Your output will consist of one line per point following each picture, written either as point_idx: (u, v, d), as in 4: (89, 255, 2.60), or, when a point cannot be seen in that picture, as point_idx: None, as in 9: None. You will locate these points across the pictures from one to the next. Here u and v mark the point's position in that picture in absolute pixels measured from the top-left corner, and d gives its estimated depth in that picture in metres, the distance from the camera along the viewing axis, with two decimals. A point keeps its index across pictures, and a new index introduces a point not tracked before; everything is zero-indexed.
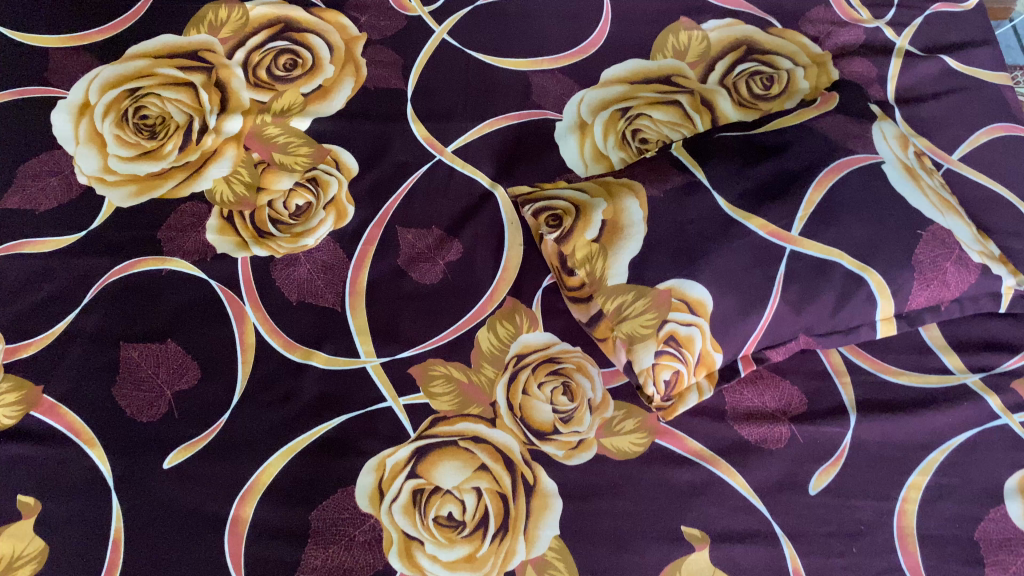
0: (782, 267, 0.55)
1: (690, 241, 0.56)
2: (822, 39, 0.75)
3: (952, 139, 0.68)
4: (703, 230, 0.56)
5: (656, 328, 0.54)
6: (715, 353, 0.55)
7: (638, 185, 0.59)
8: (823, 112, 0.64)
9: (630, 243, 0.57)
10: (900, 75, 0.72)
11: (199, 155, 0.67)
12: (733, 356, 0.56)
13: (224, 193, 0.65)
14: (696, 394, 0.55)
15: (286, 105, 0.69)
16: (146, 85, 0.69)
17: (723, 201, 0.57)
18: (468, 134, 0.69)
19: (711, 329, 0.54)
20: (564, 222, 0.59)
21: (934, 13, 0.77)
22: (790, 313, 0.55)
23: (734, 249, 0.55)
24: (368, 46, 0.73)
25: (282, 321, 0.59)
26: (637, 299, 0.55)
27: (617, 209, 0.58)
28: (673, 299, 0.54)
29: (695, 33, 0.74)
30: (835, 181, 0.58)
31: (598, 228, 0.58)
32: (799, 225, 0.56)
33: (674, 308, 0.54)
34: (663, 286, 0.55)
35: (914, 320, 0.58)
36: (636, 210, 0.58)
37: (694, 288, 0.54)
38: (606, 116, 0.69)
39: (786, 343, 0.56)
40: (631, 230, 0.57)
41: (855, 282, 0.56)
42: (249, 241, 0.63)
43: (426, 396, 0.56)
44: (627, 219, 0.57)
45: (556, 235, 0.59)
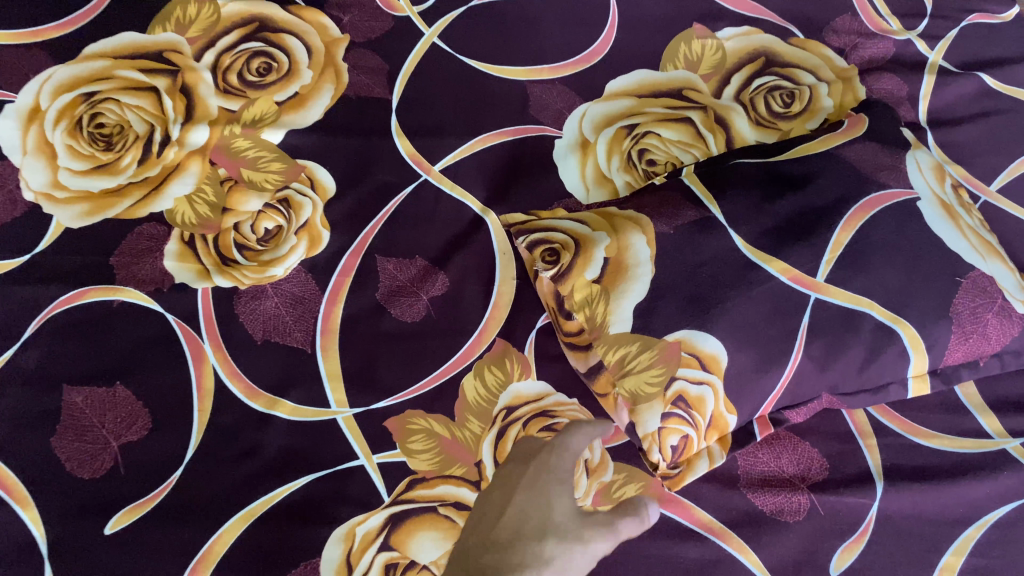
0: (805, 319, 0.49)
1: (703, 287, 0.50)
2: (848, 51, 0.68)
3: (990, 168, 0.62)
4: (718, 275, 0.50)
5: (663, 387, 0.49)
6: (728, 415, 0.49)
7: (644, 219, 0.53)
8: (852, 137, 0.58)
9: (636, 287, 0.50)
10: (933, 95, 0.66)
11: (160, 170, 0.60)
12: (748, 417, 0.50)
13: (185, 214, 0.59)
14: (706, 462, 0.50)
15: (257, 114, 0.63)
16: (104, 89, 0.62)
17: (741, 242, 0.51)
18: (458, 151, 0.63)
19: (724, 388, 0.49)
20: (561, 258, 0.53)
21: (970, 25, 0.70)
22: (814, 371, 0.50)
23: (753, 297, 0.49)
24: (350, 50, 0.67)
25: (245, 363, 0.53)
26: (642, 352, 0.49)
27: (621, 247, 0.51)
28: (683, 354, 0.49)
29: (709, 42, 0.68)
30: (866, 219, 0.52)
31: (600, 268, 0.51)
32: (825, 270, 0.50)
33: (685, 364, 0.49)
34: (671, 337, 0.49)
35: (949, 378, 0.52)
36: (643, 248, 0.51)
37: (707, 342, 0.49)
38: (610, 133, 0.62)
39: (808, 403, 0.51)
40: (636, 272, 0.51)
41: (887, 335, 0.50)
42: (211, 269, 0.57)
43: (403, 454, 0.50)
44: (631, 258, 0.51)
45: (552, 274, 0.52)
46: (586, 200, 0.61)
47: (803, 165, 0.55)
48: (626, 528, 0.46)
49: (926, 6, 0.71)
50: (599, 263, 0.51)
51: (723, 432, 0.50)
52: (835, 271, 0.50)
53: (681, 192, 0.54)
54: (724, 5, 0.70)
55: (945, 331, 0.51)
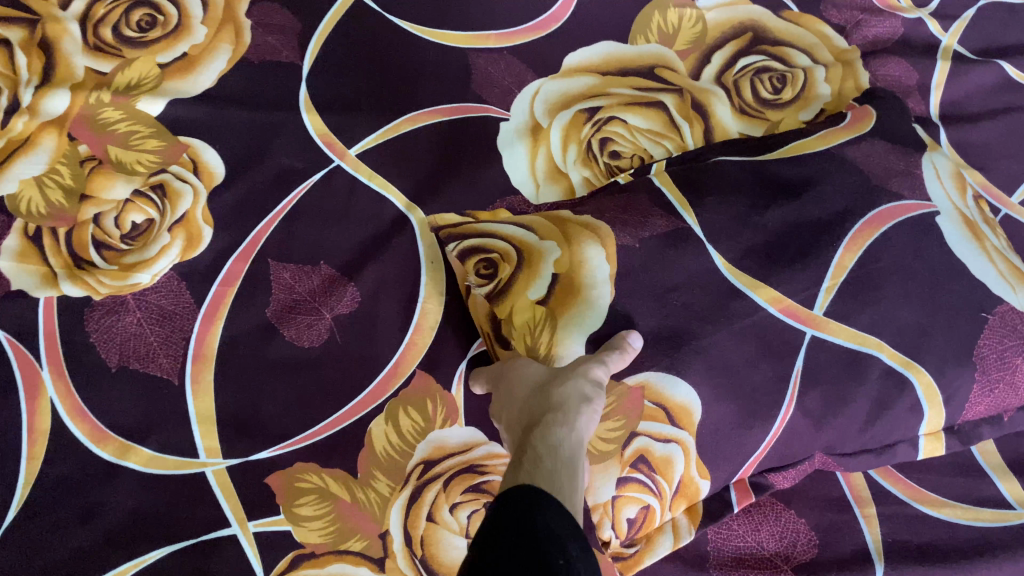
0: (797, 364, 0.40)
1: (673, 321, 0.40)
2: (849, 30, 0.58)
3: (1011, 176, 0.53)
4: (691, 305, 0.40)
5: (621, 445, 0.39)
6: (700, 481, 0.40)
7: (603, 227, 0.42)
8: (859, 132, 0.47)
9: (590, 316, 0.40)
10: (946, 85, 0.56)
11: (3, 143, 0.48)
12: (724, 481, 0.41)
13: (32, 201, 0.46)
14: (671, 538, 0.41)
15: (134, 79, 0.51)
16: None
17: (721, 263, 0.41)
18: (381, 133, 0.51)
19: (697, 449, 0.40)
20: (499, 272, 0.42)
21: (990, 4, 0.60)
22: (808, 429, 0.40)
23: (734, 335, 0.40)
24: (255, 3, 0.55)
25: (93, 396, 0.42)
26: None
27: (574, 263, 0.41)
28: (646, 403, 0.39)
29: (688, 12, 0.57)
30: (875, 236, 0.42)
31: (546, 287, 0.41)
32: (823, 300, 0.41)
33: (647, 416, 0.39)
34: (631, 379, 0.39)
35: (966, 438, 0.43)
36: (602, 267, 0.41)
37: (677, 388, 0.39)
38: (567, 116, 0.51)
39: (798, 466, 0.42)
40: (592, 298, 0.40)
41: (897, 384, 0.40)
42: (60, 273, 0.45)
43: (288, 521, 0.40)
44: (587, 280, 0.40)
45: (487, 292, 0.42)
46: (535, 199, 0.50)
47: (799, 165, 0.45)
48: (613, 360, 0.38)
49: None
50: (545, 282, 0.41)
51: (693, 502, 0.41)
52: (836, 303, 0.40)
53: (652, 192, 0.44)
54: None
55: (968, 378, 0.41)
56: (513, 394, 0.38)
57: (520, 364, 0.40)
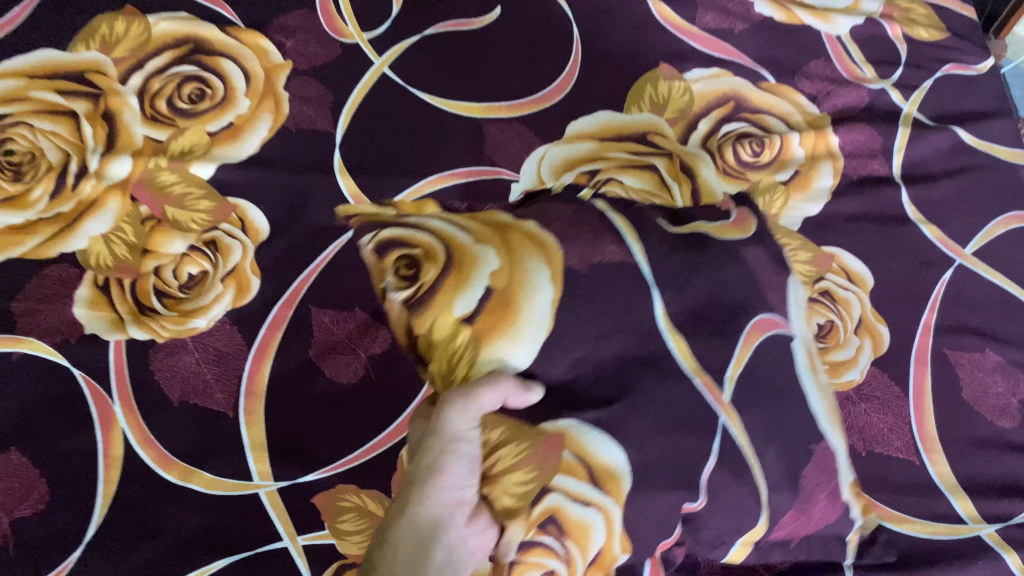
0: (705, 470, 0.43)
1: (596, 416, 0.42)
2: (821, 98, 0.65)
3: (966, 229, 0.60)
4: (592, 387, 0.43)
5: (531, 504, 0.40)
6: (620, 553, 0.42)
7: (553, 246, 0.46)
8: (733, 238, 0.50)
9: (529, 330, 0.43)
10: (907, 149, 0.63)
11: (75, 205, 0.55)
12: (645, 553, 0.43)
13: (101, 255, 0.53)
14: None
15: (186, 146, 0.58)
16: (15, 112, 0.57)
17: (639, 350, 0.44)
18: (406, 193, 0.58)
19: (620, 518, 0.41)
20: (421, 273, 0.47)
21: (946, 75, 0.67)
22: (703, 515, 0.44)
23: (643, 416, 0.42)
24: (293, 77, 0.62)
25: (158, 427, 0.48)
26: (505, 445, 0.41)
27: (513, 278, 0.44)
28: (566, 454, 0.41)
29: (676, 83, 0.64)
30: (761, 341, 0.46)
31: (472, 301, 0.44)
32: (728, 386, 0.45)
33: (565, 469, 0.41)
34: (550, 427, 0.42)
35: (762, 555, 0.46)
36: (546, 276, 0.44)
37: (609, 450, 0.41)
38: (569, 178, 0.58)
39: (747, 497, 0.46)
40: (531, 313, 0.43)
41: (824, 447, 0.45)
42: (126, 318, 0.51)
43: (331, 536, 0.46)
44: (528, 299, 0.43)
45: (405, 295, 0.47)
46: None
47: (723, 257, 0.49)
48: (461, 426, 0.40)
49: (901, 52, 0.68)
50: (469, 292, 0.44)
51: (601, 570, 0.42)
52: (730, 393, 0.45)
53: (607, 232, 0.47)
54: (693, 45, 0.67)
55: (791, 502, 0.45)
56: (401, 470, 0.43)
57: (424, 410, 0.44)
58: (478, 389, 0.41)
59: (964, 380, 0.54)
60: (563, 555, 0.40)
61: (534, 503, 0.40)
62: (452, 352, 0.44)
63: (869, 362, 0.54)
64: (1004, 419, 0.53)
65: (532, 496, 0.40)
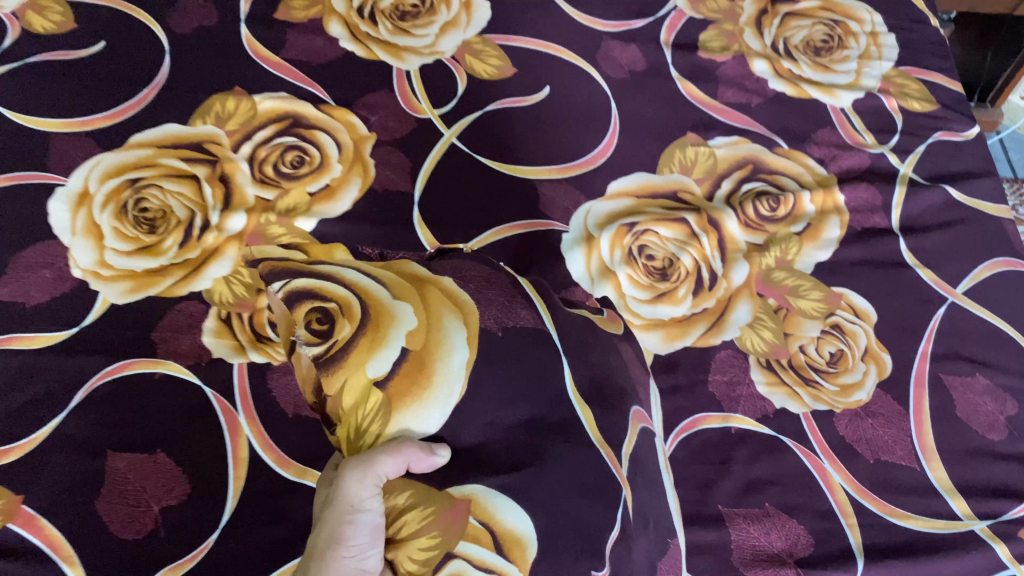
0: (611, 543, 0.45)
1: (505, 478, 0.43)
2: (827, 161, 0.75)
3: (956, 272, 0.69)
4: (501, 453, 0.44)
5: (431, 571, 0.41)
6: None
7: (470, 316, 0.48)
8: (612, 333, 0.58)
9: (444, 391, 0.45)
10: (904, 204, 0.73)
11: (199, 252, 0.65)
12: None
13: (223, 293, 0.63)
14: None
15: (291, 204, 0.68)
16: (148, 176, 0.68)
17: (550, 415, 0.46)
18: (474, 241, 0.68)
19: None
20: (335, 330, 0.46)
21: (937, 141, 0.77)
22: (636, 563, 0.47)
23: (563, 485, 0.44)
24: (377, 147, 0.73)
25: (277, 435, 0.58)
26: (414, 512, 0.42)
27: (429, 340, 0.46)
28: (471, 520, 0.42)
29: (702, 149, 0.75)
30: (638, 430, 0.52)
31: (387, 368, 0.44)
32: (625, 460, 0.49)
33: (468, 537, 0.42)
34: (457, 491, 0.43)
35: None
36: (463, 333, 0.47)
37: (513, 512, 0.42)
38: (611, 228, 0.68)
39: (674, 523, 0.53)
40: (445, 371, 0.45)
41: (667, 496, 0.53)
42: (246, 345, 0.61)
43: None
44: (441, 360, 0.45)
45: (318, 352, 0.45)
46: (591, 290, 0.66)
47: (606, 350, 0.54)
48: (366, 498, 0.41)
49: (897, 122, 0.78)
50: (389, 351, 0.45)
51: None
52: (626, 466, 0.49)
53: (520, 298, 0.52)
54: (715, 116, 0.77)
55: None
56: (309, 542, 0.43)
57: (330, 473, 0.45)
58: (377, 455, 0.42)
59: (957, 401, 0.62)
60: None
61: (434, 571, 0.41)
62: (365, 414, 0.44)
63: (875, 384, 0.63)
64: (993, 432, 0.61)
65: (434, 563, 0.41)
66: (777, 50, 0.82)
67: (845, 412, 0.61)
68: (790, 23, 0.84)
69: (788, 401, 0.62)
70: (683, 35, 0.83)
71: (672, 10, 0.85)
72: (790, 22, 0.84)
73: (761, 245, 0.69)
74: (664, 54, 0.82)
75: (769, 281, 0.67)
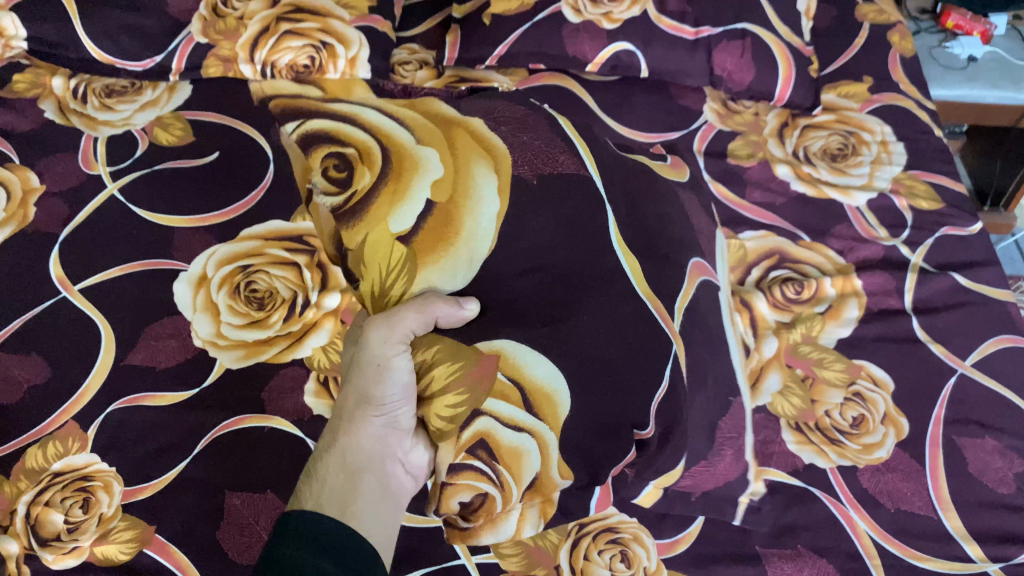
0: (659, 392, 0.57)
1: (523, 335, 0.57)
2: (845, 253, 0.85)
3: (964, 347, 0.77)
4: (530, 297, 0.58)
5: (461, 425, 0.56)
6: (559, 477, 0.59)
7: (501, 174, 0.62)
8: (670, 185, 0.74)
9: (470, 242, 0.59)
10: (916, 288, 0.82)
11: (301, 325, 0.76)
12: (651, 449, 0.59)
13: (321, 360, 0.73)
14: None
15: None
16: (257, 263, 0.79)
17: (599, 264, 0.59)
18: None
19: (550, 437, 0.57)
20: (356, 181, 0.62)
21: (944, 235, 0.87)
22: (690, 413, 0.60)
23: (598, 327, 0.57)
24: None
25: None
26: (448, 371, 0.56)
27: (454, 200, 0.60)
28: (500, 374, 0.56)
29: (734, 241, 0.85)
30: (697, 281, 0.65)
31: (414, 221, 0.58)
32: (678, 311, 0.61)
33: (497, 394, 0.56)
34: (487, 347, 0.56)
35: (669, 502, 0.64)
36: (492, 185, 0.61)
37: (541, 369, 0.56)
38: None
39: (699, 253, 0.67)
40: (472, 228, 0.59)
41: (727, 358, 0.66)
42: None
43: (496, 556, 0.63)
44: (469, 217, 0.59)
45: (337, 202, 0.61)
46: None
47: (658, 206, 0.67)
48: (401, 363, 0.55)
49: (907, 218, 0.88)
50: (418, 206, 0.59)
51: (545, 495, 0.60)
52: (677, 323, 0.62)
53: (559, 145, 0.66)
54: (744, 213, 0.88)
55: (705, 453, 0.62)
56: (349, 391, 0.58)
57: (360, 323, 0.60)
58: (406, 313, 0.55)
59: (969, 459, 0.70)
60: (492, 474, 0.57)
61: (461, 426, 0.56)
62: (392, 264, 0.58)
63: (894, 444, 0.70)
64: (1003, 486, 0.68)
65: (460, 417, 0.56)
66: (798, 156, 0.94)
67: (868, 467, 0.69)
68: (808, 134, 0.96)
69: (816, 457, 0.70)
70: (714, 144, 0.95)
71: (703, 124, 0.97)
72: (808, 134, 0.96)
73: (789, 323, 0.78)
74: (697, 161, 0.93)
75: (796, 354, 0.76)
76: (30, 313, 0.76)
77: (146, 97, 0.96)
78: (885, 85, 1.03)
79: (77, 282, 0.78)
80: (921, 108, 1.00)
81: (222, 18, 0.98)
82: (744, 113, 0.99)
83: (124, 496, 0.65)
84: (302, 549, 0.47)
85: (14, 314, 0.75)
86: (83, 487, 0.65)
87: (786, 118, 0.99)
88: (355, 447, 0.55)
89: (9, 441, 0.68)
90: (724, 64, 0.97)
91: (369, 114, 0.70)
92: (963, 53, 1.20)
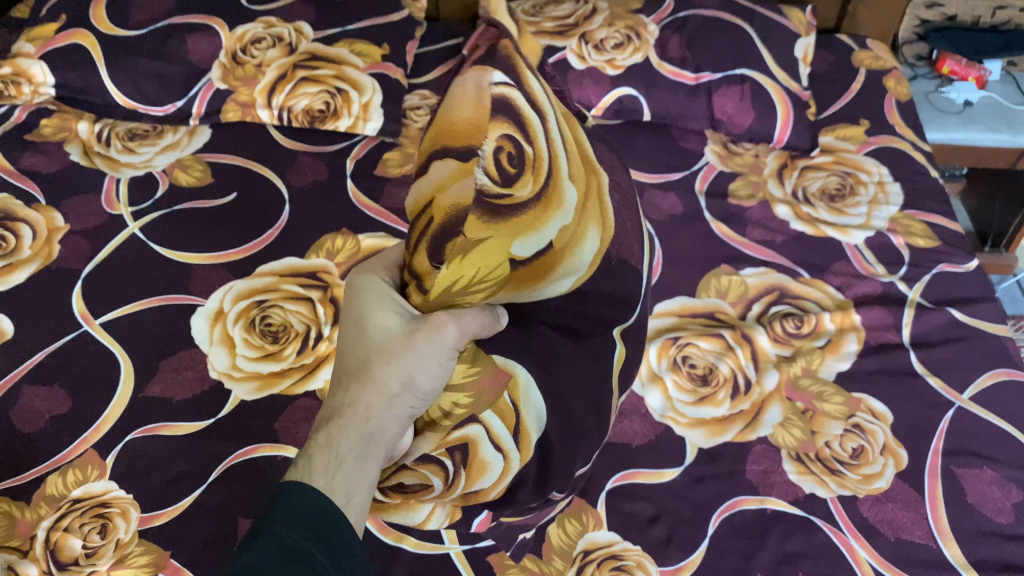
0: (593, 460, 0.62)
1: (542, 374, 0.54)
2: (844, 288, 0.87)
3: (962, 381, 0.79)
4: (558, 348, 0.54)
5: (454, 428, 0.52)
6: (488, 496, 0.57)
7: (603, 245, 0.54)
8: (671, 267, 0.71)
9: (546, 286, 0.51)
10: (913, 323, 0.84)
11: (314, 357, 0.78)
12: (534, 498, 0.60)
13: None
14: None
15: None
16: (272, 298, 0.82)
17: None
18: None
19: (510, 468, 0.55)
20: (520, 182, 0.44)
21: (940, 271, 0.89)
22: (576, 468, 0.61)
23: None
24: None
25: None
26: (468, 372, 0.51)
27: (565, 248, 0.50)
28: (504, 395, 0.52)
29: (734, 278, 0.87)
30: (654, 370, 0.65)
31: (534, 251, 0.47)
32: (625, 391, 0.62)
33: (494, 411, 0.52)
34: (500, 362, 0.52)
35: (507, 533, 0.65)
36: (592, 246, 0.53)
37: (534, 411, 0.53)
38: (658, 341, 0.80)
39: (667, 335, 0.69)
40: (558, 272, 0.51)
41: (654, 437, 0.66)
42: None
43: None
44: (562, 266, 0.50)
45: (491, 186, 0.43)
46: (643, 393, 0.77)
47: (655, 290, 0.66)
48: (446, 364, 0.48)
49: (904, 256, 0.91)
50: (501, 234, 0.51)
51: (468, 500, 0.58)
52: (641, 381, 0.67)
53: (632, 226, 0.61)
54: (745, 251, 0.90)
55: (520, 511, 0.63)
56: (372, 358, 0.49)
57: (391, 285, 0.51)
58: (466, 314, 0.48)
59: (968, 488, 0.71)
60: (452, 477, 0.54)
61: (454, 425, 0.52)
62: (489, 275, 0.45)
63: (893, 474, 0.72)
64: (1001, 516, 0.69)
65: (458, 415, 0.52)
66: (797, 197, 0.97)
67: (868, 497, 0.70)
68: (807, 175, 0.99)
69: (817, 487, 0.71)
70: (715, 185, 0.98)
71: (704, 165, 1.01)
72: (807, 175, 0.99)
73: (789, 356, 0.80)
74: (698, 201, 0.96)
75: (797, 387, 0.78)
76: (52, 346, 0.78)
77: (167, 140, 1.00)
78: (881, 128, 1.06)
79: (98, 316, 0.81)
80: (917, 149, 1.03)
81: (241, 64, 1.01)
82: (745, 154, 1.03)
83: (141, 523, 0.67)
84: (308, 554, 0.43)
85: (36, 347, 0.78)
86: (101, 514, 0.67)
87: (785, 160, 1.02)
88: (377, 432, 0.49)
89: (30, 469, 0.70)
90: (724, 108, 1.01)
91: (530, 87, 0.49)
92: (959, 97, 1.24)
